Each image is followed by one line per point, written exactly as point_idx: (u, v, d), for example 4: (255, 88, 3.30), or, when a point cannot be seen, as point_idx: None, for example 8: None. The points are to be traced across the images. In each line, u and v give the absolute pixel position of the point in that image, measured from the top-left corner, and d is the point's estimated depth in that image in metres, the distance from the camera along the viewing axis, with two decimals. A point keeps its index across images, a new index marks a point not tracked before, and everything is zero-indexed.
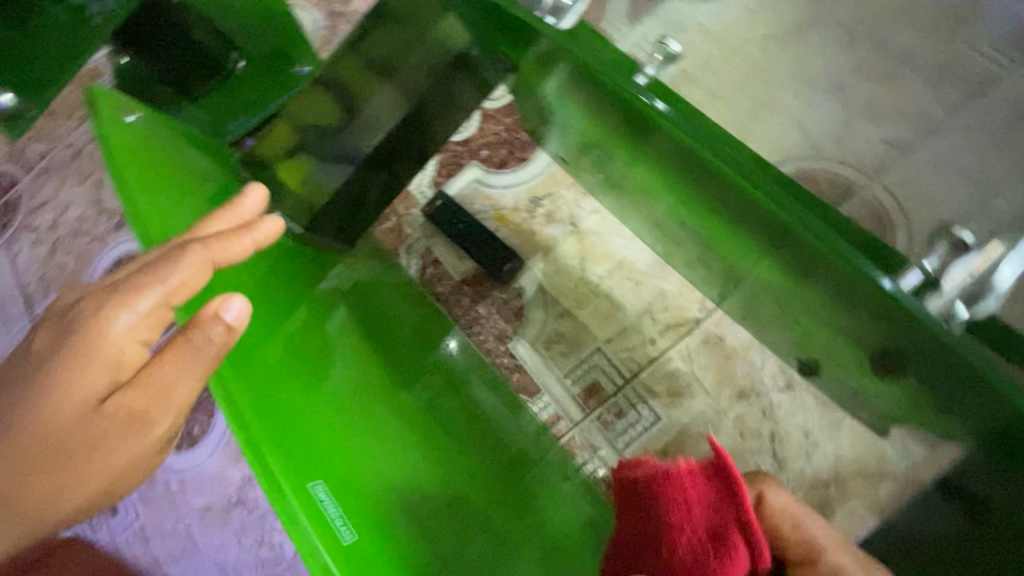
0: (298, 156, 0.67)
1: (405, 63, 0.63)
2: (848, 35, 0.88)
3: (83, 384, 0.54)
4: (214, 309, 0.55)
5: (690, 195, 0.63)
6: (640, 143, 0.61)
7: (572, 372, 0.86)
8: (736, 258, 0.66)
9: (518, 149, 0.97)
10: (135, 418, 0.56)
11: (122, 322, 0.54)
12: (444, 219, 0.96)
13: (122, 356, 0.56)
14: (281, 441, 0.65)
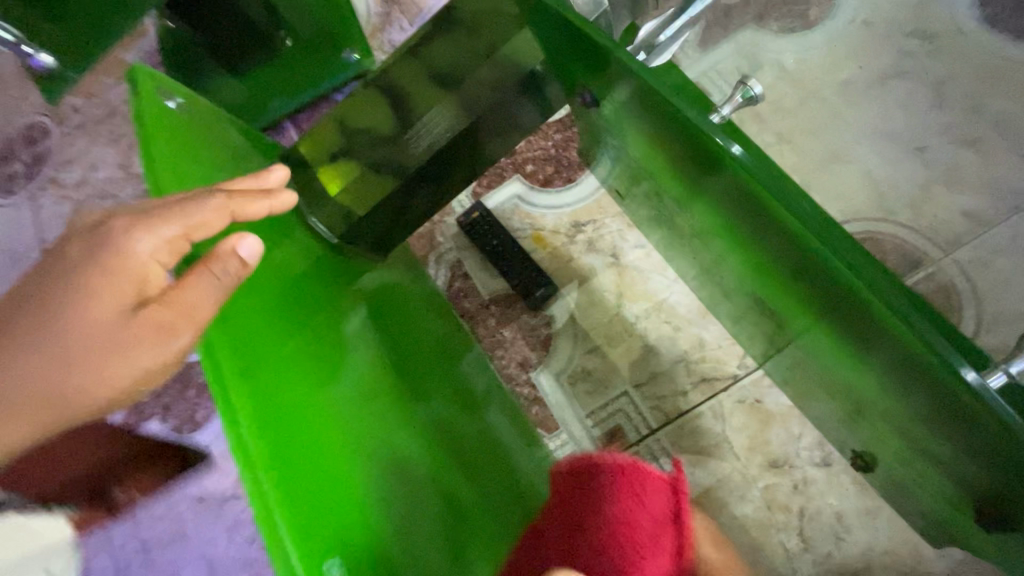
0: (340, 161, 0.63)
1: (470, 76, 0.59)
2: (934, 94, 0.84)
3: (107, 295, 0.48)
4: (228, 246, 0.46)
5: (759, 256, 0.57)
6: (714, 190, 0.54)
7: (595, 413, 0.82)
8: (794, 326, 0.61)
9: (565, 169, 0.93)
10: (150, 338, 0.48)
11: (147, 239, 0.48)
12: (478, 232, 0.92)
13: (145, 272, 0.48)
14: (285, 466, 0.46)
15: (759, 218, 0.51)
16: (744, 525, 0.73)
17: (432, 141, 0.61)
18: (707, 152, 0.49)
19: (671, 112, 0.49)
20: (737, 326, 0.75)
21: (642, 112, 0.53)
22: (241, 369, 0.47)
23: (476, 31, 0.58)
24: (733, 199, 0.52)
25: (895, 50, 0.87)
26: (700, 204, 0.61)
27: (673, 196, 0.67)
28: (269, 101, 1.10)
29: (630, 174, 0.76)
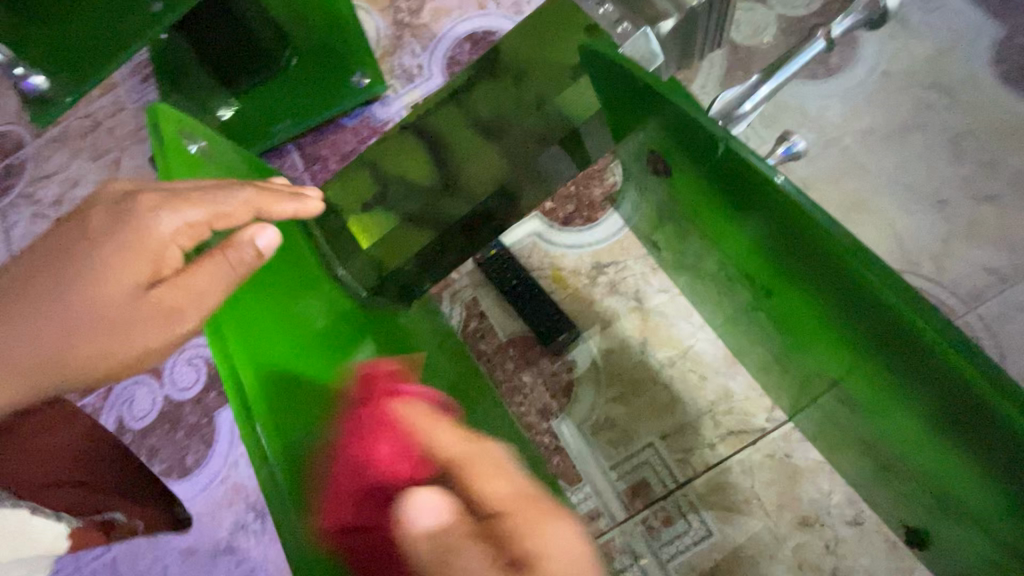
0: (375, 210, 0.67)
1: (515, 127, 0.63)
2: (952, 147, 0.84)
3: (117, 271, 0.48)
4: (245, 237, 0.46)
5: (809, 298, 0.53)
6: (744, 216, 0.52)
7: (619, 465, 0.79)
8: (846, 390, 0.58)
9: (586, 208, 0.91)
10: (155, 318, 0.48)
11: (171, 219, 0.47)
12: (495, 270, 0.87)
13: (160, 254, 0.48)
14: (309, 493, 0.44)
15: (792, 236, 0.48)
16: None
17: (470, 187, 0.65)
18: (724, 157, 0.49)
19: (711, 135, 0.48)
20: (767, 379, 0.74)
21: (695, 149, 0.51)
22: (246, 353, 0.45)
23: (523, 79, 0.63)
24: (760, 216, 0.51)
25: (912, 101, 0.86)
26: (739, 238, 0.57)
27: (711, 237, 0.62)
28: (269, 126, 1.04)
29: (658, 214, 0.73)
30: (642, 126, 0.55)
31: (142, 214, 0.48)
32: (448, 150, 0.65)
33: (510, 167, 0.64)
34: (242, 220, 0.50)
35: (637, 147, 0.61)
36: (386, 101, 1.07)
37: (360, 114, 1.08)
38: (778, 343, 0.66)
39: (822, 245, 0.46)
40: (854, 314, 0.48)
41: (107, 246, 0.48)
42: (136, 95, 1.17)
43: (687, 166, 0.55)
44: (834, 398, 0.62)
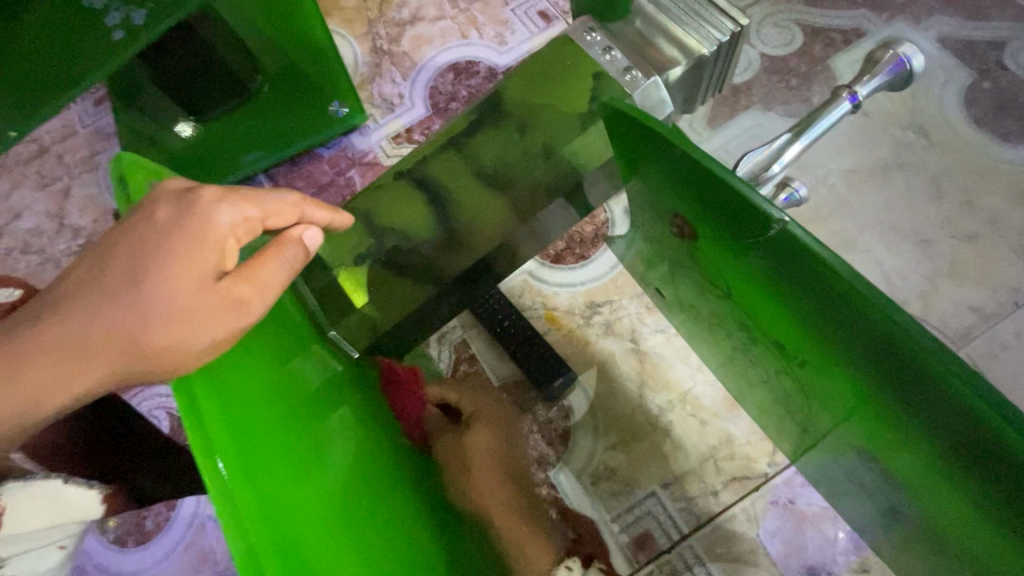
0: (366, 263, 0.64)
1: (524, 178, 0.62)
2: (932, 186, 0.86)
3: (180, 265, 0.41)
4: (295, 233, 0.47)
5: (833, 360, 0.48)
6: (763, 266, 0.48)
7: (621, 517, 0.75)
8: (867, 452, 0.54)
9: (579, 245, 0.88)
10: (221, 312, 0.41)
11: (230, 213, 0.43)
12: (487, 314, 0.83)
13: (222, 246, 0.43)
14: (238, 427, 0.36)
15: (828, 298, 0.43)
16: None
17: (475, 239, 0.64)
18: (757, 217, 0.44)
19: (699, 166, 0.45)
20: (769, 424, 0.72)
21: (690, 181, 0.48)
22: (220, 408, 0.36)
23: (527, 128, 0.62)
24: (780, 271, 0.46)
25: (892, 141, 0.88)
26: (760, 294, 0.52)
27: (726, 294, 0.59)
28: (239, 158, 0.97)
29: (655, 255, 0.69)
30: (652, 174, 0.53)
31: (202, 204, 0.42)
32: (449, 200, 0.63)
33: (514, 219, 0.64)
34: (289, 221, 0.48)
35: (650, 200, 0.59)
36: (365, 131, 1.02)
37: (338, 144, 1.01)
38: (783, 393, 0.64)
39: (860, 302, 0.40)
40: (884, 375, 0.43)
41: (157, 244, 0.41)
42: (88, 118, 1.09)
43: (685, 200, 0.52)
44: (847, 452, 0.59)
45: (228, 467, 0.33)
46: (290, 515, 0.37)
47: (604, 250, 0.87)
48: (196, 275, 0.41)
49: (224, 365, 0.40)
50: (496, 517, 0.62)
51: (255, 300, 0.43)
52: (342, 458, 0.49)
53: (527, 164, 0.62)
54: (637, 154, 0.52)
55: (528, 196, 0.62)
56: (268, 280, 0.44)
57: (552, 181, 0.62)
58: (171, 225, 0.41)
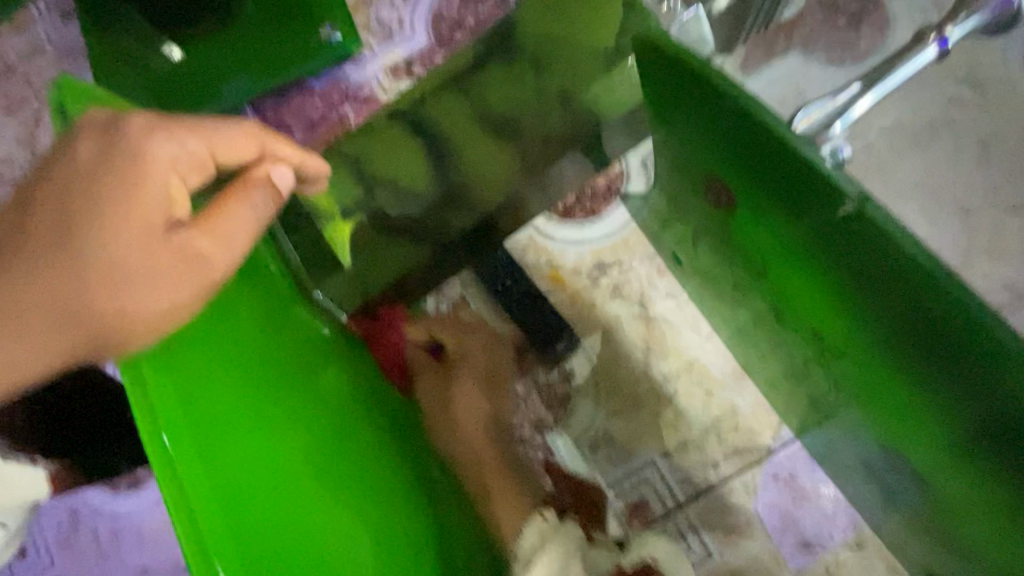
0: (354, 217, 0.58)
1: (537, 128, 0.57)
2: (980, 150, 0.78)
3: (124, 217, 0.37)
4: (262, 172, 0.42)
5: (878, 361, 0.41)
6: (807, 245, 0.41)
7: (617, 484, 0.74)
8: (906, 459, 0.46)
9: (589, 199, 0.81)
10: (178, 268, 0.38)
11: (170, 146, 0.39)
12: (489, 270, 0.78)
13: (167, 189, 0.39)
14: (186, 390, 0.34)
15: (882, 284, 0.37)
16: None
17: (479, 195, 0.58)
18: (825, 198, 0.37)
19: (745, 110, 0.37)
20: (777, 398, 0.69)
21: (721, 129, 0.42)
22: (174, 389, 0.33)
23: (543, 67, 0.56)
24: (824, 252, 0.40)
25: (944, 96, 0.79)
26: (800, 280, 0.44)
27: (760, 273, 0.49)
28: (221, 86, 0.88)
29: (673, 214, 0.61)
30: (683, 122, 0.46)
31: (131, 138, 0.38)
32: (451, 147, 0.58)
33: (522, 171, 0.58)
34: (246, 154, 0.43)
35: (683, 164, 0.51)
36: (360, 61, 0.92)
37: (330, 74, 0.92)
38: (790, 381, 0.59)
39: (925, 294, 0.34)
40: (940, 378, 0.37)
41: (93, 195, 0.38)
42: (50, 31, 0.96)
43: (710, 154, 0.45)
44: (854, 443, 0.54)
45: (178, 455, 0.31)
46: (256, 496, 0.35)
47: (616, 206, 0.80)
48: (142, 226, 0.37)
49: (185, 341, 0.38)
50: (484, 480, 0.55)
51: (218, 251, 0.39)
52: (325, 425, 0.47)
53: (540, 113, 0.56)
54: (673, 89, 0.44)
55: (540, 151, 0.57)
56: (233, 228, 0.39)
57: (571, 133, 0.57)
58: (100, 168, 0.37)
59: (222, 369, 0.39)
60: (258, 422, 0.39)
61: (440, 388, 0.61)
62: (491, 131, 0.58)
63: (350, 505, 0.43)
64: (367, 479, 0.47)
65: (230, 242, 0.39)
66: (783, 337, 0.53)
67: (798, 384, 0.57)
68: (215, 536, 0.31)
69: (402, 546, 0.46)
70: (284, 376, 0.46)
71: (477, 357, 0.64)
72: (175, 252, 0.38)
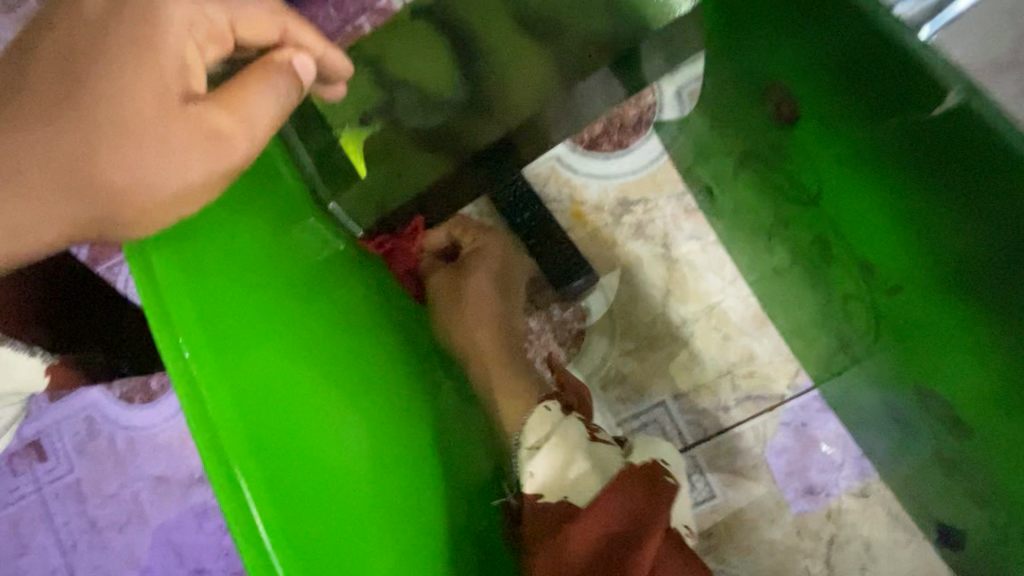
0: (374, 123, 0.55)
1: (575, 30, 0.53)
2: None
3: (137, 80, 0.34)
4: (284, 56, 0.38)
5: (946, 292, 0.38)
6: (893, 154, 0.37)
7: (626, 422, 0.74)
8: (943, 405, 0.44)
9: (618, 131, 0.77)
10: (193, 144, 0.34)
11: (186, 8, 0.36)
12: (509, 201, 0.74)
13: (183, 56, 0.35)
14: (203, 286, 0.33)
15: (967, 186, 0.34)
16: (772, 549, 0.70)
17: (508, 102, 0.54)
18: (922, 95, 0.34)
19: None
20: (798, 345, 0.67)
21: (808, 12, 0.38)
22: (190, 280, 0.32)
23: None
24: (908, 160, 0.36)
25: None
26: (870, 199, 0.41)
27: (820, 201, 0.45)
28: None
29: (712, 144, 0.58)
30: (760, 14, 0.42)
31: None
32: (482, 50, 0.54)
33: (561, 78, 0.53)
34: (268, 34, 0.39)
35: (748, 69, 0.46)
36: None
37: None
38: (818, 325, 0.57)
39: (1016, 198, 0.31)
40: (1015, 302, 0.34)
41: (100, 53, 0.35)
42: None
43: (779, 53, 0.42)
44: (878, 389, 0.52)
45: (191, 347, 0.30)
46: (280, 392, 0.34)
47: (646, 140, 0.76)
48: (157, 93, 0.34)
49: (203, 235, 0.36)
50: (496, 372, 0.54)
51: (237, 132, 0.35)
52: (357, 334, 0.45)
53: (579, 15, 0.53)
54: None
55: (578, 54, 0.53)
56: (251, 112, 0.36)
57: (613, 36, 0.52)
58: (115, 21, 0.35)
59: (244, 267, 0.38)
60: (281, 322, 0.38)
61: (454, 279, 0.60)
62: (523, 33, 0.54)
63: (381, 413, 0.42)
64: (401, 393, 0.46)
65: (247, 127, 0.36)
66: (819, 278, 0.51)
67: (826, 328, 0.56)
68: (240, 429, 0.30)
69: (430, 461, 0.45)
70: (312, 282, 0.44)
71: (492, 252, 0.63)
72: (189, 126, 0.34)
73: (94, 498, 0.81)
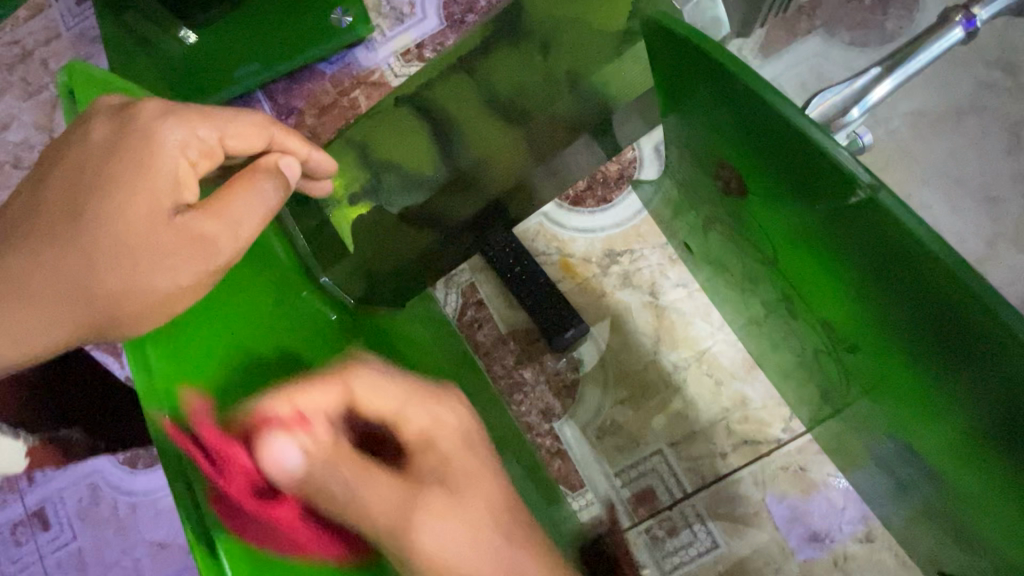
0: (363, 201, 0.60)
1: (544, 110, 0.57)
2: (1011, 136, 0.73)
3: (135, 197, 0.39)
4: (271, 164, 0.44)
5: (886, 348, 0.41)
6: (814, 233, 0.40)
7: (624, 472, 0.74)
8: (920, 455, 0.45)
9: (601, 186, 0.80)
10: (184, 249, 0.39)
11: (181, 132, 0.41)
12: (499, 258, 0.77)
13: (177, 174, 0.41)
14: (185, 373, 0.36)
15: (889, 268, 0.36)
16: None
17: (484, 177, 0.59)
18: (831, 182, 0.36)
19: (751, 94, 0.37)
20: (786, 389, 0.68)
21: (728, 118, 0.41)
22: (178, 367, 0.37)
23: (550, 50, 0.56)
24: (827, 240, 0.39)
25: (974, 81, 0.75)
26: (805, 262, 0.43)
27: (773, 262, 0.48)
28: (234, 71, 0.88)
29: (685, 203, 0.60)
30: (696, 115, 0.45)
31: (145, 121, 0.41)
32: (458, 133, 0.58)
33: (529, 159, 0.58)
34: (254, 144, 0.45)
35: (690, 143, 0.49)
36: (372, 46, 0.91)
37: (341, 59, 0.91)
38: (804, 371, 0.58)
39: (939, 285, 0.33)
40: (942, 369, 0.36)
41: (103, 173, 0.40)
42: (72, 19, 0.94)
43: (716, 144, 0.45)
44: (865, 434, 0.53)
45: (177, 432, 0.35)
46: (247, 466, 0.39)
47: (628, 194, 0.79)
48: (151, 208, 0.39)
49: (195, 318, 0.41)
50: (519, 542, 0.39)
51: (223, 236, 0.40)
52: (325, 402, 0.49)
53: (546, 96, 0.57)
54: (679, 77, 0.43)
55: (546, 134, 0.57)
56: (239, 219, 0.41)
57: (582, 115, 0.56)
58: (118, 145, 0.40)
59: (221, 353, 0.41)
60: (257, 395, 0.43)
61: (448, 515, 0.38)
62: (496, 113, 0.58)
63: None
64: None
65: (232, 231, 0.41)
66: (796, 328, 0.53)
67: (810, 374, 0.57)
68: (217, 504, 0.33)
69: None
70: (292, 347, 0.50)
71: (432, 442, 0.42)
72: (178, 238, 0.39)
73: (96, 567, 0.81)
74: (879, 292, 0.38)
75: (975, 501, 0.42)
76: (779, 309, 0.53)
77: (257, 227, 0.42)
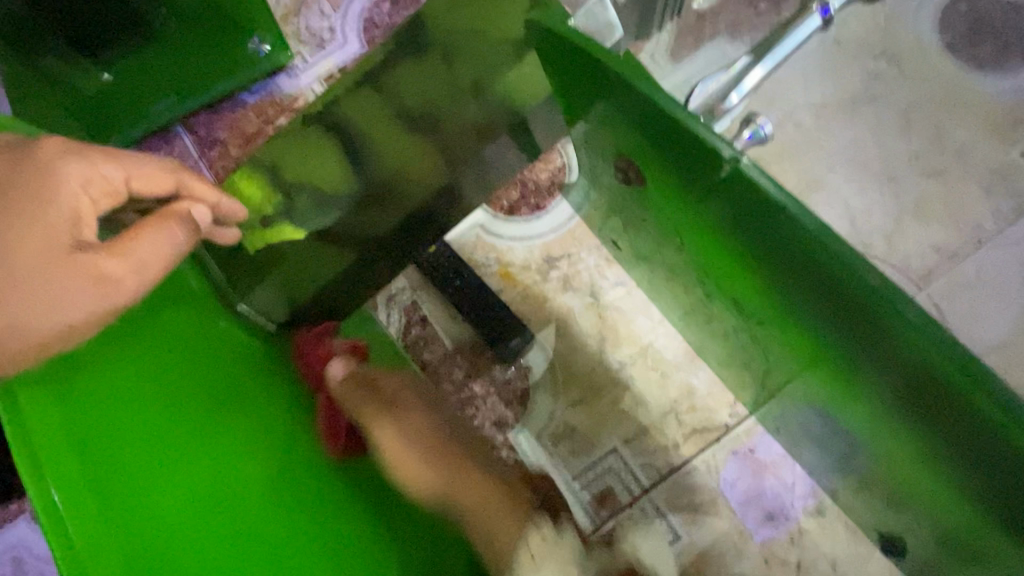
0: (279, 224, 0.60)
1: (450, 119, 0.59)
2: (901, 120, 0.79)
3: (30, 237, 0.38)
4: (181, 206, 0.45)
5: (791, 321, 0.43)
6: (713, 220, 0.42)
7: (581, 475, 0.74)
8: (845, 424, 0.47)
9: (533, 194, 0.81)
10: (85, 288, 0.38)
11: (82, 168, 0.42)
12: (438, 271, 0.77)
13: (77, 209, 0.41)
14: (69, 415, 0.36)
15: (785, 250, 0.37)
16: None
17: (400, 189, 0.61)
18: (705, 164, 0.38)
19: (637, 94, 0.38)
20: (727, 375, 0.70)
21: (621, 121, 0.43)
22: (59, 421, 0.35)
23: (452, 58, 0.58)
24: (734, 228, 0.41)
25: (863, 72, 0.80)
26: (707, 246, 0.46)
27: (685, 250, 0.50)
28: (148, 107, 0.86)
29: (606, 206, 0.63)
30: (595, 118, 0.47)
31: (46, 158, 0.41)
32: (369, 146, 0.60)
33: (443, 169, 0.60)
34: (160, 185, 0.46)
35: (591, 141, 0.52)
36: (294, 72, 0.90)
37: (264, 88, 0.90)
38: (735, 354, 0.60)
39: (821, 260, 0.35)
40: (839, 336, 0.39)
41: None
42: None
43: (614, 140, 0.47)
44: (798, 409, 0.55)
45: (68, 506, 0.33)
46: (153, 520, 0.37)
47: (561, 199, 0.80)
48: (49, 244, 0.39)
49: (73, 366, 0.39)
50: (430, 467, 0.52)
51: (127, 273, 0.40)
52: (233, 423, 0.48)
53: (452, 105, 0.59)
54: (580, 88, 0.45)
55: (453, 147, 0.59)
56: (142, 254, 0.40)
57: (490, 125, 0.58)
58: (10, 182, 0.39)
59: (118, 387, 0.41)
60: (149, 436, 0.41)
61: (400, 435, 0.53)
62: (406, 125, 0.59)
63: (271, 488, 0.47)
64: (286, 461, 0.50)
65: (134, 268, 0.40)
66: (721, 313, 0.54)
67: (743, 359, 0.59)
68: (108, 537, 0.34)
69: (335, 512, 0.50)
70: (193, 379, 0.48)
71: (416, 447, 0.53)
72: (79, 277, 0.38)
73: None
74: (772, 267, 0.40)
75: (901, 465, 0.44)
76: (704, 296, 0.55)
77: (161, 270, 0.42)
